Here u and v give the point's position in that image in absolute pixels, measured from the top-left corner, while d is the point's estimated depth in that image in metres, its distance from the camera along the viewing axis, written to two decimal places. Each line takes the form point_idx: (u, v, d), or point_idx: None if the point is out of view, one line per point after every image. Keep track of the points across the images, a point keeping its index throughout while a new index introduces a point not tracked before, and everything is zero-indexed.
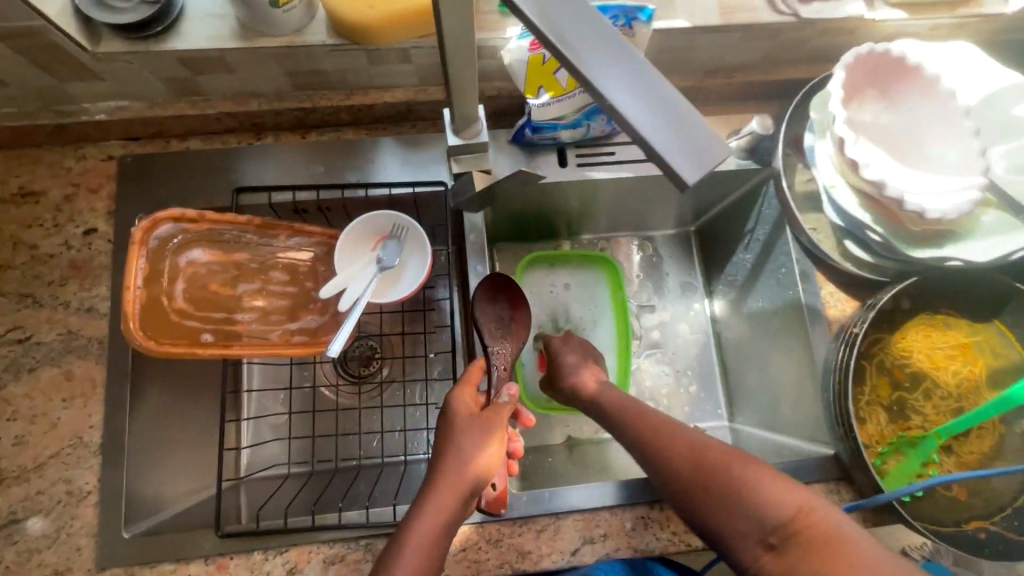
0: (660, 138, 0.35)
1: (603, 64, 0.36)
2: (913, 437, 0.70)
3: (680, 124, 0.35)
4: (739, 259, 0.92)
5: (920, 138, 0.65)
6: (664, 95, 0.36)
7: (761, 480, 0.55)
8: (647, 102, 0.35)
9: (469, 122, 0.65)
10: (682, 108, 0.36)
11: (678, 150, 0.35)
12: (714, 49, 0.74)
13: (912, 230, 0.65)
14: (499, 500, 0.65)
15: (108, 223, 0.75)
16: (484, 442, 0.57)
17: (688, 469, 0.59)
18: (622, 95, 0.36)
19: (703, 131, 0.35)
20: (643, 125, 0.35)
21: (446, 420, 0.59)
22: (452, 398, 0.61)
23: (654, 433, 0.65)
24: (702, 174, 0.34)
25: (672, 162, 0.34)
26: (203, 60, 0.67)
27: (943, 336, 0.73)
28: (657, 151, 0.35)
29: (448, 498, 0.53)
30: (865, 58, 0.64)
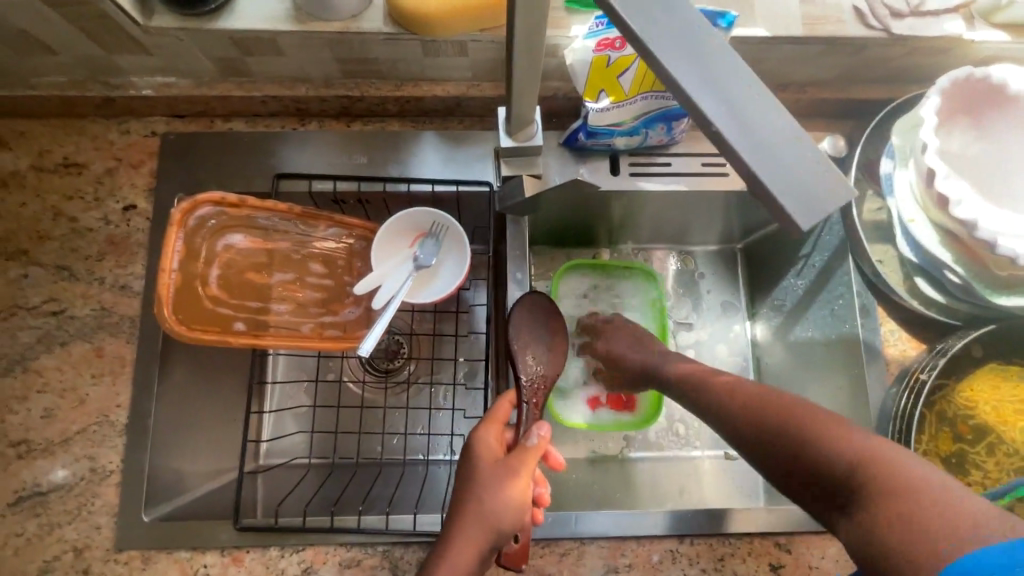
0: (770, 174, 0.32)
1: (710, 83, 0.33)
2: (973, 495, 0.65)
3: (792, 158, 0.32)
4: (788, 284, 0.87)
5: (1013, 176, 0.60)
6: (776, 124, 0.33)
7: (823, 426, 0.49)
8: (758, 130, 0.32)
9: (525, 124, 0.62)
10: (795, 139, 0.32)
11: (789, 188, 0.32)
12: (790, 62, 0.69)
13: (997, 275, 0.60)
14: (521, 555, 0.58)
15: (147, 201, 0.74)
16: (508, 488, 0.54)
17: (756, 422, 0.54)
18: (730, 122, 0.32)
19: (817, 166, 0.32)
20: (753, 157, 0.32)
21: (468, 463, 0.57)
22: (476, 439, 0.58)
23: (728, 391, 0.60)
24: (817, 221, 0.32)
25: (782, 202, 0.32)
26: (254, 41, 0.65)
27: (1015, 388, 0.68)
28: (768, 188, 0.32)
29: (468, 547, 0.52)
30: (961, 83, 0.59)
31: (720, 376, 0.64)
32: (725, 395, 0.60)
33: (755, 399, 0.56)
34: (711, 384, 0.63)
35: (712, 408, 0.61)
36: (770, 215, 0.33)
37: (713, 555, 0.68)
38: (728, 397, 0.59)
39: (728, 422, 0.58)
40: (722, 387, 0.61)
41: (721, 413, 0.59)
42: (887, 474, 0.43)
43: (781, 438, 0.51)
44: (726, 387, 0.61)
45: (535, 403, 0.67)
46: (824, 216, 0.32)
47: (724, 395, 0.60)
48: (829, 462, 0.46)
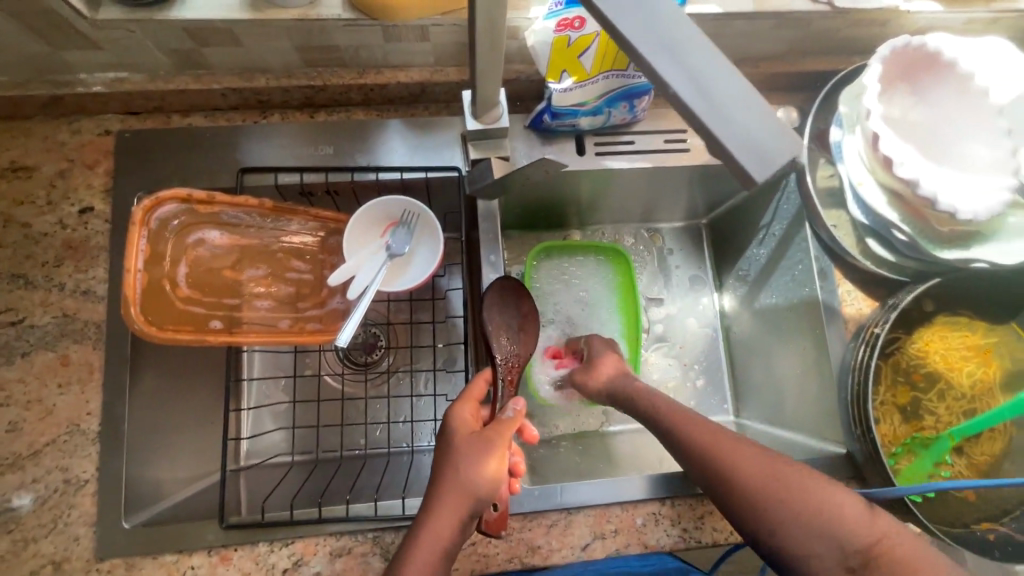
0: (730, 135, 0.34)
1: (670, 49, 0.35)
2: (927, 438, 0.70)
3: (750, 120, 0.35)
4: (752, 254, 0.91)
5: (949, 139, 0.64)
6: (733, 87, 0.35)
7: (833, 504, 0.48)
8: (717, 93, 0.35)
9: (490, 106, 0.62)
10: (752, 100, 0.35)
11: (743, 146, 0.34)
12: (743, 38, 0.72)
13: (939, 231, 0.65)
14: (500, 521, 0.60)
15: (104, 202, 0.72)
16: (483, 455, 0.56)
17: (755, 494, 0.52)
18: (691, 86, 0.35)
19: (772, 126, 0.35)
20: (714, 121, 0.34)
21: (446, 436, 0.59)
22: (453, 413, 0.60)
23: (723, 446, 0.56)
24: (771, 173, 0.35)
25: (741, 162, 0.34)
26: (209, 31, 0.63)
27: (960, 337, 0.73)
28: (729, 149, 0.34)
29: (445, 519, 0.52)
30: (901, 51, 0.63)
31: (704, 424, 0.60)
32: (719, 452, 0.56)
33: (760, 467, 0.53)
34: (695, 433, 0.59)
35: (699, 460, 0.57)
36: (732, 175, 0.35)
37: (693, 515, 0.71)
38: (732, 456, 0.55)
39: (723, 483, 0.54)
40: (714, 439, 0.57)
41: (715, 470, 0.55)
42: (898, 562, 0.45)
43: (792, 500, 0.50)
44: (715, 435, 0.57)
45: (512, 381, 0.70)
46: (777, 171, 0.35)
47: (718, 449, 0.56)
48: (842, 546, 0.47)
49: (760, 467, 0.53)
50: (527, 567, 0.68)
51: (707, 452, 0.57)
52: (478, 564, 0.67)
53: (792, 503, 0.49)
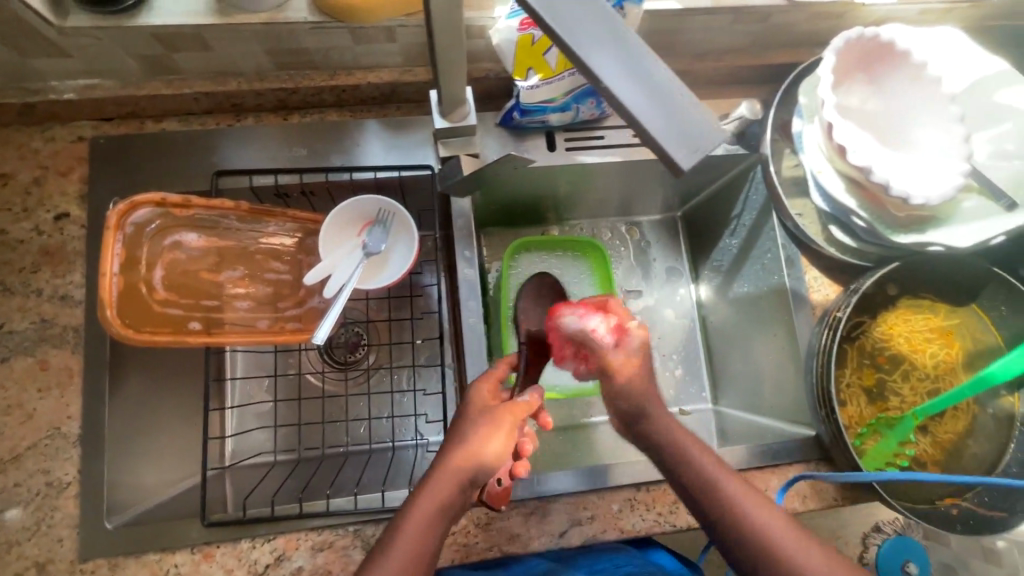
0: (653, 122, 0.35)
1: (599, 43, 0.36)
2: (891, 418, 0.73)
3: (675, 109, 0.35)
4: (725, 244, 0.93)
5: (904, 127, 0.66)
6: (659, 78, 0.36)
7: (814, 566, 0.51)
8: (642, 83, 0.36)
9: (457, 104, 0.63)
10: (677, 90, 0.36)
11: (669, 131, 0.35)
12: (705, 33, 0.74)
13: (897, 217, 0.66)
14: (501, 495, 0.64)
15: (80, 208, 0.72)
16: (495, 431, 0.57)
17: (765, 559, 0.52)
18: (617, 77, 0.36)
19: (697, 114, 0.35)
20: (637, 109, 0.35)
21: (463, 406, 0.61)
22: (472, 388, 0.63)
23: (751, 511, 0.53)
24: (699, 157, 0.34)
25: (664, 148, 0.34)
26: (177, 37, 0.64)
27: (923, 319, 0.75)
28: (652, 136, 0.35)
29: (442, 494, 0.53)
30: (853, 43, 0.64)
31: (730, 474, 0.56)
32: (736, 520, 0.53)
33: (779, 536, 0.52)
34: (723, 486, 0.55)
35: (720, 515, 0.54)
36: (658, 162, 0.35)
37: (667, 499, 0.72)
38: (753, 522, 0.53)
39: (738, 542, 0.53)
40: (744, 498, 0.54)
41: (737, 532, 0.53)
42: None
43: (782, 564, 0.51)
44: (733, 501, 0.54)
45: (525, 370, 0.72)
46: (706, 155, 0.35)
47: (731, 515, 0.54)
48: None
49: (766, 531, 0.53)
50: (506, 555, 0.69)
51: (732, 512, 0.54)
52: (458, 554, 0.68)
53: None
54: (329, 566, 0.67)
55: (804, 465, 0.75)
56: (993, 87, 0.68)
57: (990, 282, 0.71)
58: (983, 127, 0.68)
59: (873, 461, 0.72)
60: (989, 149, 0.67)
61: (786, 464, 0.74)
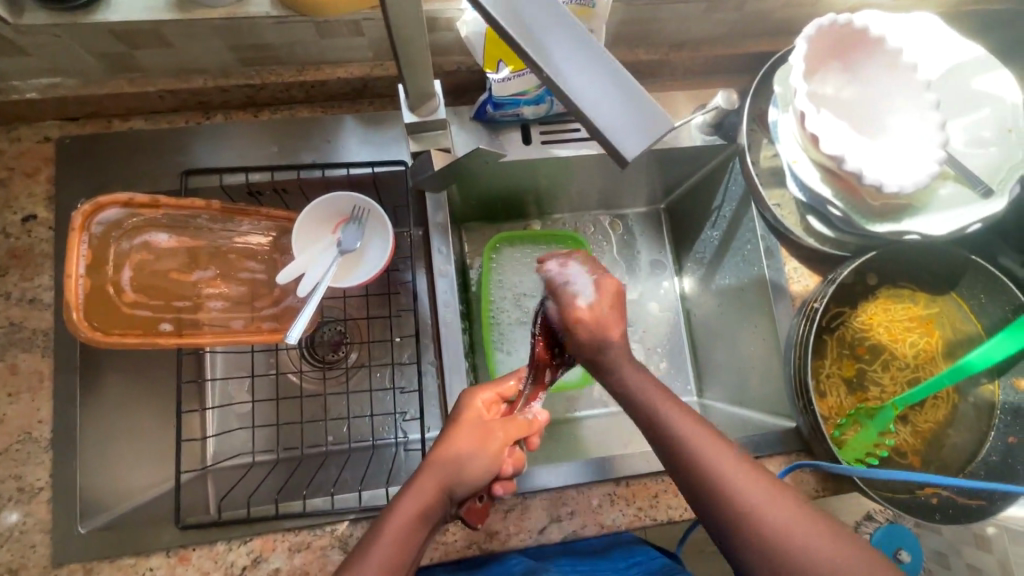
0: (599, 113, 0.35)
1: (544, 31, 0.36)
2: (871, 408, 0.72)
3: (622, 100, 0.35)
4: (707, 236, 0.92)
5: (880, 115, 0.65)
6: (605, 67, 0.36)
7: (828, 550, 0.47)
8: (589, 73, 0.36)
9: (424, 97, 0.62)
10: (622, 78, 0.36)
11: (616, 125, 0.35)
12: (679, 22, 0.73)
13: (872, 206, 0.65)
14: (481, 512, 0.59)
15: (47, 210, 0.71)
16: (480, 441, 0.57)
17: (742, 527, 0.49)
18: (563, 66, 0.36)
19: (644, 104, 0.35)
20: (583, 99, 0.35)
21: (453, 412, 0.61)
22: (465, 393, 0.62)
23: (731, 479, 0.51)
24: (644, 148, 0.35)
25: (611, 139, 0.35)
26: (137, 33, 0.63)
27: (903, 308, 0.74)
28: (599, 127, 0.35)
29: (419, 503, 0.53)
30: (828, 29, 0.63)
31: (717, 443, 0.53)
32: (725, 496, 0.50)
33: (772, 513, 0.49)
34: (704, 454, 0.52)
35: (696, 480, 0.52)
36: (606, 153, 0.36)
37: (647, 494, 0.72)
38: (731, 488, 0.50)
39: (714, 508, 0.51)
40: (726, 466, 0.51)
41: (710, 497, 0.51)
42: None
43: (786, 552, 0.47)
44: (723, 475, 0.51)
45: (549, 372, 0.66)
46: (651, 147, 0.35)
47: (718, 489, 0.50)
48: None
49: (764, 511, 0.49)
50: (486, 552, 0.69)
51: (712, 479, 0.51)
52: (437, 552, 0.68)
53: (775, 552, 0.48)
54: (306, 567, 0.66)
55: (784, 456, 0.75)
56: (969, 73, 0.67)
57: (968, 271, 0.71)
58: (960, 114, 0.67)
59: (853, 452, 0.72)
60: (966, 136, 0.67)
61: (766, 456, 0.73)
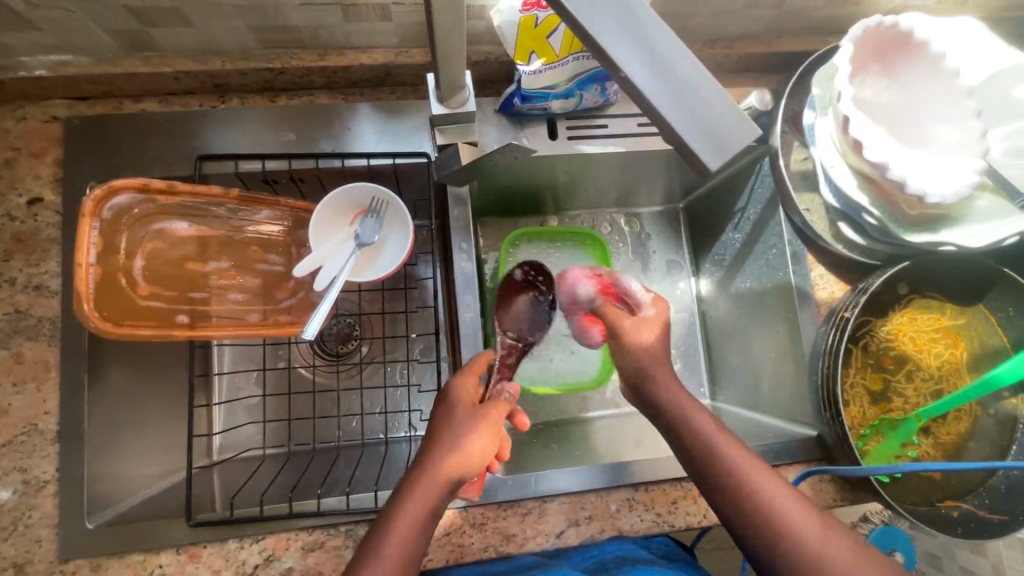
0: (677, 117, 0.33)
1: (614, 27, 0.34)
2: (895, 419, 0.72)
3: (699, 102, 0.33)
4: (728, 238, 0.91)
5: (922, 121, 0.63)
6: (680, 65, 0.33)
7: (796, 521, 0.53)
8: (664, 72, 0.33)
9: (456, 89, 0.60)
10: (699, 76, 0.33)
11: (695, 129, 0.33)
12: (715, 18, 0.71)
13: (908, 215, 0.65)
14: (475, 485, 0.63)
15: (54, 193, 0.69)
16: (483, 430, 0.56)
17: (727, 497, 0.55)
18: (636, 66, 0.33)
19: (722, 105, 0.33)
20: (660, 101, 0.33)
21: (444, 406, 0.58)
22: (452, 385, 0.60)
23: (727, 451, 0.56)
24: (726, 156, 0.33)
25: (691, 145, 0.33)
26: (155, 9, 0.60)
27: (931, 319, 0.74)
28: (676, 132, 0.33)
29: (421, 504, 0.52)
30: (872, 32, 0.61)
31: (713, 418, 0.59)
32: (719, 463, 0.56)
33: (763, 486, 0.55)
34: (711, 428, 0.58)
35: (693, 455, 0.58)
36: (681, 158, 0.34)
37: (666, 500, 0.71)
38: (725, 462, 0.56)
39: (707, 471, 0.57)
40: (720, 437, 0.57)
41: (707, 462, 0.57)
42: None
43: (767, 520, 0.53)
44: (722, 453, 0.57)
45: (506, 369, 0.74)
46: (731, 155, 0.33)
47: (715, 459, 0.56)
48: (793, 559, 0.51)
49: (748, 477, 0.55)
50: (502, 555, 0.68)
51: (703, 447, 0.57)
52: (452, 554, 0.67)
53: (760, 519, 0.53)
54: (319, 567, 0.65)
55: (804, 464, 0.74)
56: (1013, 81, 0.65)
57: (998, 282, 0.70)
58: (1000, 123, 0.65)
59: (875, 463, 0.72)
60: (1006, 145, 0.65)
61: (788, 464, 0.72)
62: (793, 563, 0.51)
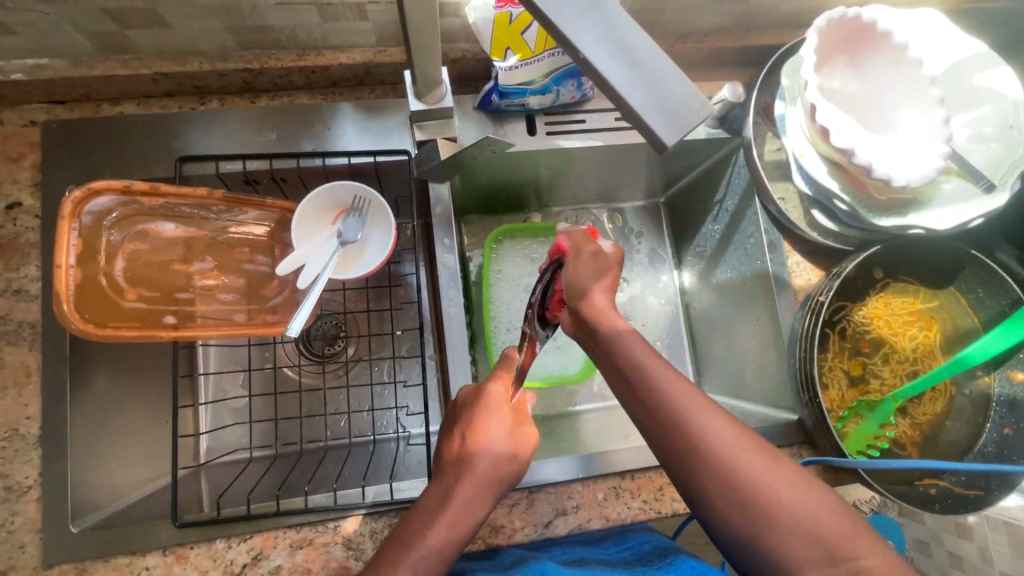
0: (638, 96, 0.34)
1: (576, 12, 0.35)
2: (873, 400, 0.73)
3: (656, 82, 0.34)
4: (707, 230, 0.92)
5: (888, 108, 0.65)
6: (641, 49, 0.35)
7: (765, 474, 0.49)
8: (623, 54, 0.35)
9: (433, 85, 0.61)
10: (659, 60, 0.35)
11: (655, 108, 0.34)
12: (687, 14, 0.73)
13: (879, 201, 0.67)
14: None
15: (33, 197, 0.69)
16: (516, 435, 0.58)
17: (680, 445, 0.51)
18: (597, 47, 0.34)
19: (681, 88, 0.35)
20: (619, 81, 0.34)
21: (474, 405, 0.59)
22: (487, 385, 0.60)
23: (688, 409, 0.52)
24: (683, 134, 0.34)
25: (650, 122, 0.34)
26: (131, 11, 0.61)
27: (905, 302, 0.76)
28: (635, 110, 0.34)
29: (454, 514, 0.53)
30: (837, 23, 0.63)
31: (683, 383, 0.54)
32: (669, 409, 0.52)
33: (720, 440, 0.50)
34: (663, 383, 0.54)
35: (652, 407, 0.53)
36: (642, 136, 0.35)
37: (652, 487, 0.72)
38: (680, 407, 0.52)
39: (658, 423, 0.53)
40: (690, 400, 0.52)
41: (659, 411, 0.53)
42: (811, 528, 0.47)
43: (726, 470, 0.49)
44: (674, 400, 0.52)
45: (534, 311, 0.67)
46: (689, 133, 0.34)
47: (665, 408, 0.52)
48: (751, 511, 0.48)
49: (705, 431, 0.51)
50: (491, 547, 0.68)
51: (661, 405, 0.53)
52: None
53: (720, 467, 0.49)
54: (308, 565, 0.65)
55: (787, 448, 0.76)
56: (974, 69, 0.67)
57: (968, 264, 0.72)
58: (963, 109, 0.68)
59: (854, 443, 0.73)
60: (968, 131, 0.67)
61: (770, 447, 0.74)
62: (762, 516, 0.48)
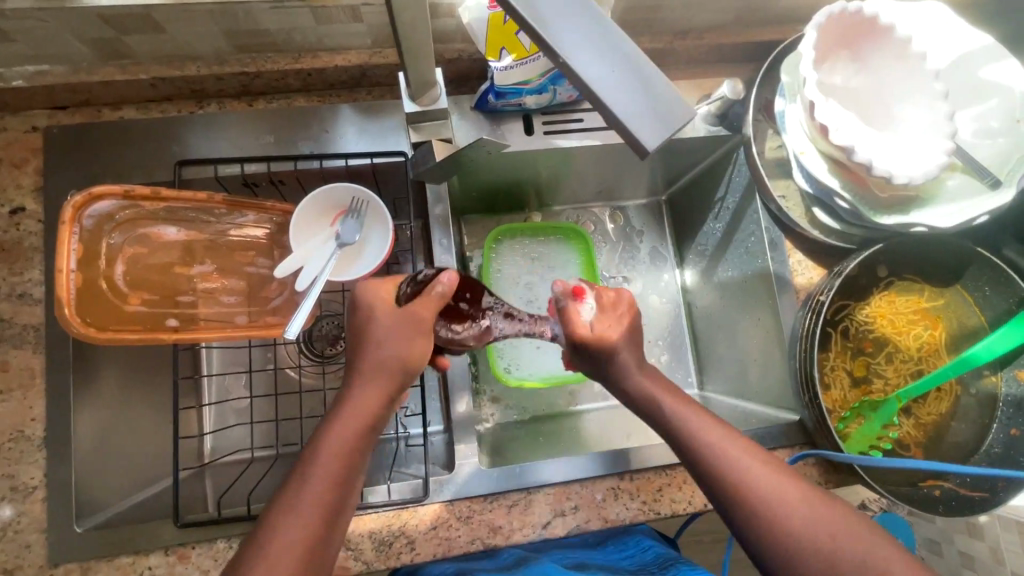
0: (620, 100, 0.34)
1: (557, 15, 0.34)
2: (875, 401, 0.72)
3: (639, 85, 0.34)
4: (708, 229, 0.92)
5: (888, 102, 0.63)
6: (623, 52, 0.34)
7: (819, 526, 0.48)
8: (605, 57, 0.34)
9: (426, 85, 0.61)
10: (640, 64, 0.35)
11: (636, 112, 0.34)
12: (684, 10, 0.72)
13: (879, 197, 0.66)
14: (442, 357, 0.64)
15: (36, 202, 0.69)
16: (406, 336, 0.54)
17: (734, 502, 0.50)
18: (579, 51, 0.34)
19: (663, 91, 0.34)
20: (601, 85, 0.34)
21: (359, 314, 0.56)
22: (362, 291, 0.57)
23: (743, 463, 0.51)
24: (664, 138, 0.34)
25: (631, 127, 0.34)
26: (128, 18, 0.61)
27: (909, 301, 0.75)
28: (616, 116, 0.34)
29: (325, 476, 0.49)
30: (838, 17, 0.62)
31: (732, 434, 0.54)
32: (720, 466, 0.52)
33: (773, 493, 0.50)
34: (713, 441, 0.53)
35: (703, 465, 0.52)
36: (624, 141, 0.35)
37: (651, 487, 0.72)
38: (732, 463, 0.51)
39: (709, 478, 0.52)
40: (734, 451, 0.52)
41: (710, 467, 0.52)
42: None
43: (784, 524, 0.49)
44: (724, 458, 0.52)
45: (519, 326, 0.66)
46: (670, 137, 0.34)
47: (719, 466, 0.52)
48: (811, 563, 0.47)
49: (758, 487, 0.50)
50: (489, 547, 0.68)
51: (710, 462, 0.52)
52: (440, 548, 0.67)
53: (776, 521, 0.49)
54: None
55: (788, 449, 0.75)
56: (978, 62, 0.65)
57: (975, 262, 0.71)
58: (968, 103, 0.66)
59: (857, 444, 0.73)
60: (974, 126, 0.66)
61: (771, 448, 0.73)
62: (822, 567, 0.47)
